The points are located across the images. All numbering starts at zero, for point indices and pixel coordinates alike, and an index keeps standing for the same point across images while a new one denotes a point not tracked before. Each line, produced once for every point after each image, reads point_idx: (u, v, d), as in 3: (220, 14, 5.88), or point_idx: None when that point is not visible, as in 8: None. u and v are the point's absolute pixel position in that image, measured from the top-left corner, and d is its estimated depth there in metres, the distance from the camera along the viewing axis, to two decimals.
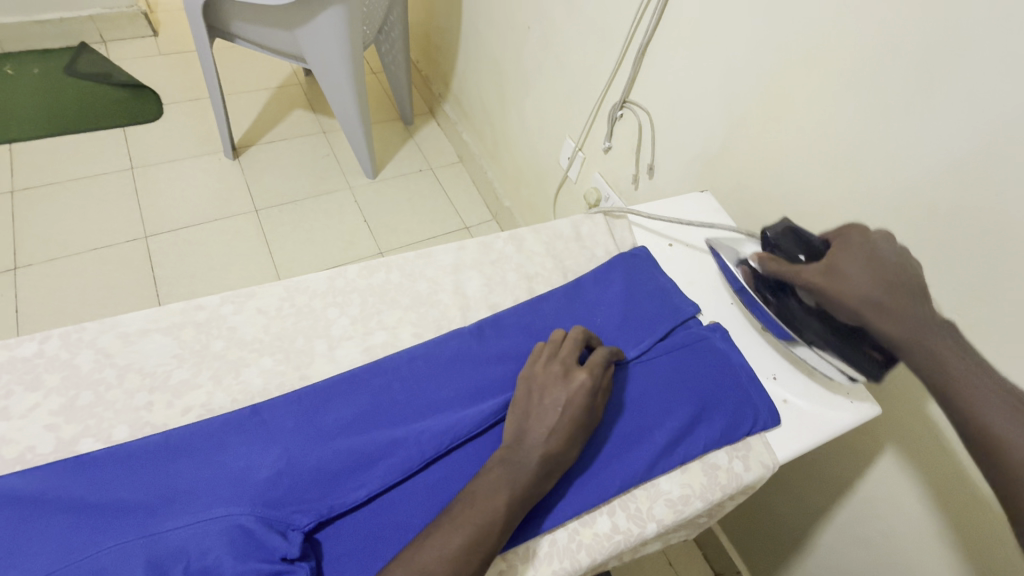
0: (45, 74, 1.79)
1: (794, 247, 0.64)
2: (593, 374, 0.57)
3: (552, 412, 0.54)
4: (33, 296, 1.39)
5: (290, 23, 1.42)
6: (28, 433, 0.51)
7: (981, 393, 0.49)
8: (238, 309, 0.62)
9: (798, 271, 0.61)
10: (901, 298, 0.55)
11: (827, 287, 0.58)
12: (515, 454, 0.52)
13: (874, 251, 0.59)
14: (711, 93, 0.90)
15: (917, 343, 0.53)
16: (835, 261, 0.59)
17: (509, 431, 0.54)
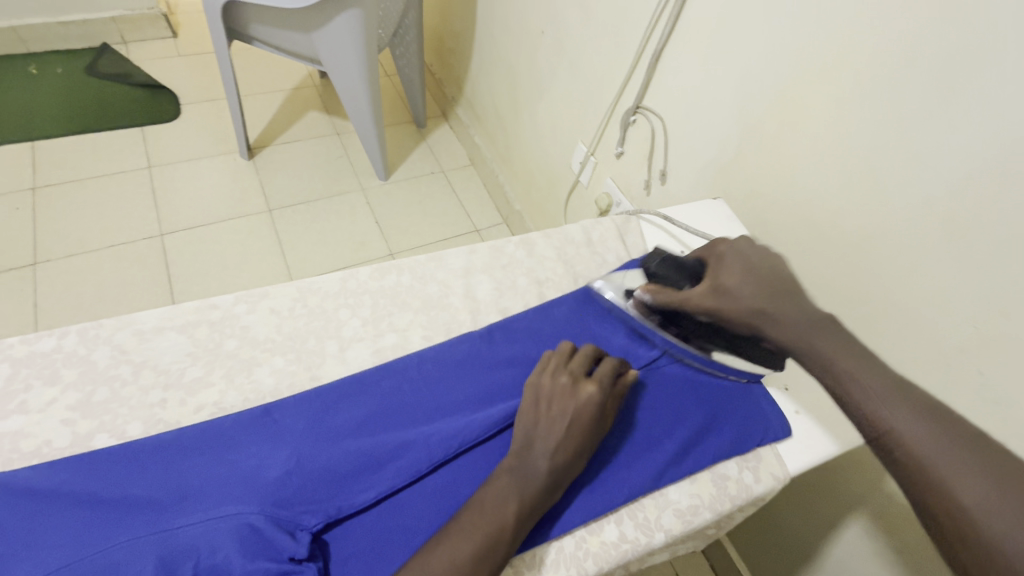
0: (67, 74, 1.83)
1: (674, 273, 0.65)
2: (602, 387, 0.56)
3: (559, 424, 0.53)
4: (51, 291, 1.42)
5: (308, 25, 1.44)
6: (45, 427, 0.52)
7: (868, 382, 0.49)
8: (251, 309, 0.63)
9: (685, 298, 0.62)
10: (780, 300, 0.57)
11: (718, 305, 0.60)
12: (521, 465, 0.52)
13: (747, 256, 0.62)
14: (725, 99, 0.90)
15: (803, 345, 0.54)
16: (717, 279, 0.62)
17: (516, 442, 0.54)
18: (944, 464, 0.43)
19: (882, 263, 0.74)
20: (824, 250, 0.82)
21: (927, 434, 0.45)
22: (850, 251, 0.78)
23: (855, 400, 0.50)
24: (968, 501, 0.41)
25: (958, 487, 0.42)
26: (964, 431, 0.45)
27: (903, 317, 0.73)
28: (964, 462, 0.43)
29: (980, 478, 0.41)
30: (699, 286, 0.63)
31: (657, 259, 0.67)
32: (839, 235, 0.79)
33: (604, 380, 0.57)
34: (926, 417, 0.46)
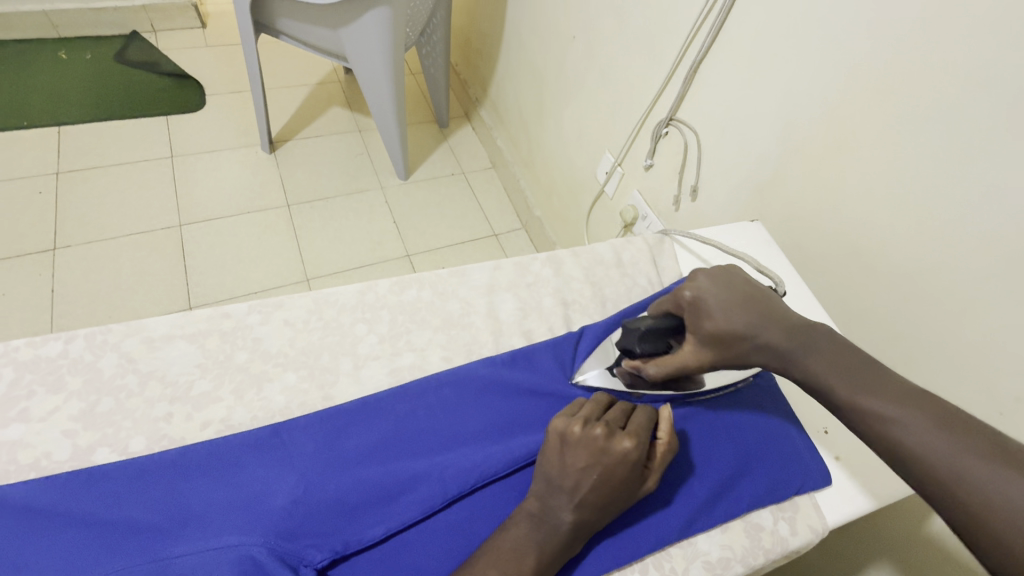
0: (95, 60, 1.83)
1: (654, 338, 0.58)
2: (640, 441, 0.51)
3: (587, 479, 0.49)
4: (69, 277, 1.41)
5: (335, 22, 1.42)
6: (45, 438, 0.49)
7: (878, 401, 0.45)
8: (265, 320, 0.60)
9: (687, 363, 0.58)
10: (779, 333, 0.53)
11: (717, 357, 0.56)
12: (542, 517, 0.48)
13: (720, 292, 0.57)
14: (766, 117, 0.85)
15: (807, 373, 0.51)
16: (702, 330, 0.57)
17: (539, 493, 0.50)
18: (981, 478, 0.39)
19: (932, 302, 0.69)
20: (868, 281, 0.77)
21: (955, 448, 0.41)
22: (898, 286, 0.73)
23: (869, 420, 0.45)
24: (1016, 514, 0.36)
25: (1000, 500, 0.37)
26: (987, 434, 0.41)
27: (953, 359, 0.69)
28: (1000, 471, 0.38)
29: (1021, 484, 0.37)
30: (688, 344, 0.58)
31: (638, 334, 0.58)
32: (887, 268, 0.74)
33: (641, 431, 0.52)
34: (944, 426, 0.42)
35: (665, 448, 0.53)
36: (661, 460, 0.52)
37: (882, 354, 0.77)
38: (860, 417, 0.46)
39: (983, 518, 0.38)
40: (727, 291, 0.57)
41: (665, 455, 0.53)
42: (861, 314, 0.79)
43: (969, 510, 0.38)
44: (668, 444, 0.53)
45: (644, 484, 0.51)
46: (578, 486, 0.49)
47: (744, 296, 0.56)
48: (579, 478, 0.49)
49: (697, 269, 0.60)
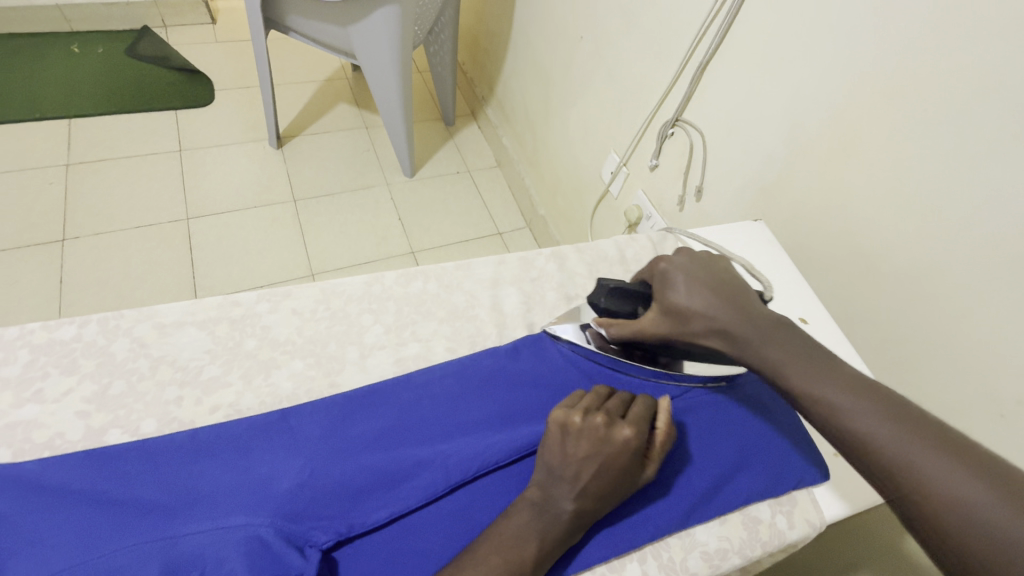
0: (107, 54, 1.85)
1: (623, 301, 0.62)
2: (640, 430, 0.52)
3: (588, 466, 0.50)
4: (78, 268, 1.43)
5: (344, 19, 1.43)
6: (59, 418, 0.51)
7: (829, 389, 0.47)
8: (274, 309, 0.61)
9: (644, 329, 0.59)
10: (735, 315, 0.55)
11: (670, 329, 0.58)
12: (545, 505, 0.49)
13: (693, 270, 0.59)
14: (772, 118, 0.86)
15: (761, 358, 0.52)
16: (665, 301, 0.59)
17: (542, 482, 0.51)
18: (921, 464, 0.41)
19: (933, 304, 0.70)
20: (871, 281, 0.77)
21: (897, 436, 0.43)
22: (900, 287, 0.74)
23: (822, 409, 0.47)
24: (965, 504, 0.39)
25: (948, 488, 0.40)
26: (925, 421, 0.44)
27: (954, 360, 0.69)
28: (947, 461, 0.41)
29: (967, 474, 0.40)
30: (649, 311, 0.60)
31: (607, 294, 0.61)
32: (889, 268, 0.74)
33: (640, 420, 0.53)
34: (895, 416, 0.44)
35: (664, 438, 0.54)
36: (660, 449, 0.53)
37: (884, 354, 0.78)
38: (815, 406, 0.48)
39: (934, 506, 0.40)
40: (701, 271, 0.59)
41: (664, 445, 0.54)
42: (863, 315, 0.80)
43: (920, 498, 0.41)
44: (666, 434, 0.54)
45: (644, 473, 0.52)
46: (579, 475, 0.50)
47: (716, 278, 0.58)
48: (580, 465, 0.50)
49: (679, 249, 0.62)
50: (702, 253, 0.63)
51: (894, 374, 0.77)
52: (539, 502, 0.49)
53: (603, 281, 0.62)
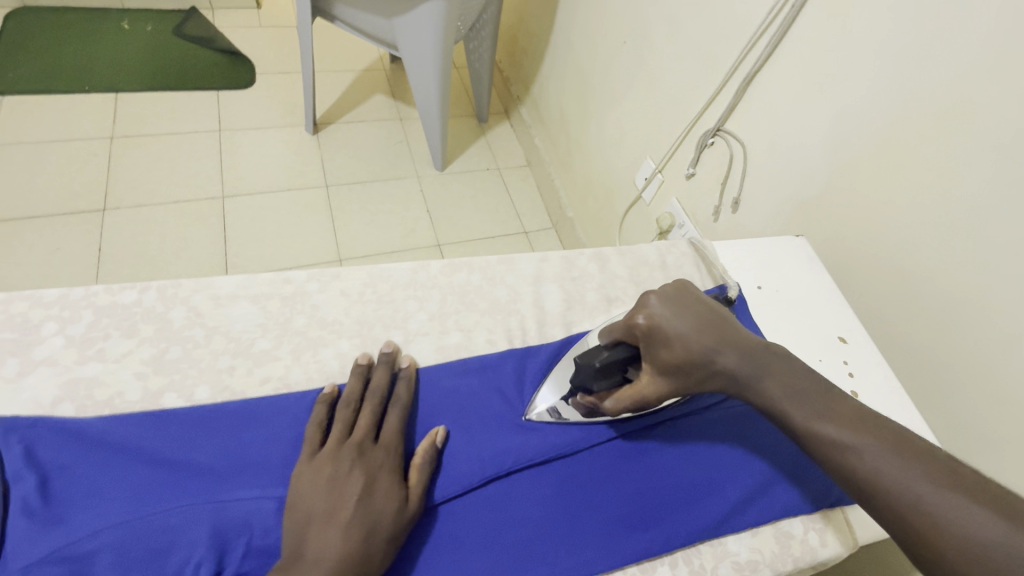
0: (154, 32, 1.90)
1: (610, 373, 0.54)
2: (392, 449, 0.52)
3: (349, 496, 0.47)
4: (116, 238, 1.47)
5: (390, 11, 1.46)
6: (118, 378, 0.53)
7: (833, 427, 0.47)
8: (323, 288, 0.63)
9: (649, 398, 0.54)
10: (733, 355, 0.53)
11: (674, 387, 0.53)
12: (307, 562, 0.43)
13: (676, 317, 0.53)
14: (817, 134, 0.85)
15: (766, 398, 0.51)
16: (659, 362, 0.53)
17: (298, 523, 0.45)
18: (932, 500, 0.41)
19: (976, 334, 0.69)
20: (913, 305, 0.76)
21: (907, 471, 0.43)
22: (943, 314, 0.72)
23: (826, 447, 0.47)
24: (985, 543, 0.38)
25: (961, 524, 0.39)
26: (929, 453, 0.44)
27: (995, 390, 0.68)
28: (958, 495, 0.40)
29: (981, 509, 0.39)
30: (645, 375, 0.54)
31: (596, 372, 0.53)
32: (935, 296, 0.73)
33: (392, 437, 0.53)
34: (900, 452, 0.44)
35: (422, 458, 0.52)
36: (421, 470, 0.51)
37: (921, 378, 0.77)
38: (821, 445, 0.47)
39: (950, 544, 0.39)
40: (685, 314, 0.54)
41: (421, 462, 0.52)
42: (899, 338, 0.79)
43: (934, 536, 0.40)
44: (425, 452, 0.53)
45: (412, 500, 0.49)
46: (339, 505, 0.46)
47: (700, 320, 0.54)
48: (334, 501, 0.47)
49: (647, 290, 0.55)
50: (667, 286, 0.57)
51: (928, 397, 0.76)
52: (291, 557, 0.44)
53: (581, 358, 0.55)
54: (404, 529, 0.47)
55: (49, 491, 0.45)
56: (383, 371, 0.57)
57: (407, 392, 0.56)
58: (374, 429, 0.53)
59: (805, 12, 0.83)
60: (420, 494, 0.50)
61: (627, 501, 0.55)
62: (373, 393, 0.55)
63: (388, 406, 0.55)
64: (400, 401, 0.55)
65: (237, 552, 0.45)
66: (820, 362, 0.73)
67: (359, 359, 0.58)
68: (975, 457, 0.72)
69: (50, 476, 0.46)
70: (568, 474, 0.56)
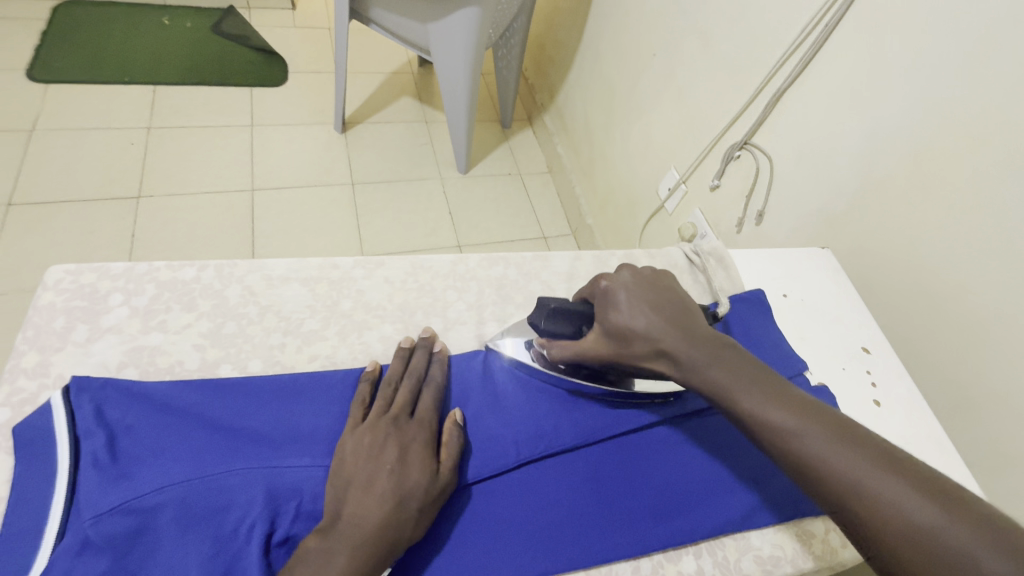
0: (194, 28, 1.97)
1: (563, 321, 0.58)
2: (427, 426, 0.53)
3: (384, 468, 0.49)
4: (149, 224, 1.52)
5: (426, 16, 1.50)
6: (179, 348, 0.56)
7: (780, 414, 0.47)
8: (368, 275, 0.66)
9: (586, 352, 0.57)
10: (678, 338, 0.53)
11: (615, 351, 0.55)
12: (344, 525, 0.46)
13: (636, 289, 0.57)
14: (846, 151, 0.86)
15: (706, 381, 0.51)
16: (606, 323, 0.56)
17: (338, 490, 0.48)
18: (874, 487, 0.41)
19: (1001, 351, 0.70)
20: (937, 321, 0.77)
21: (850, 459, 0.43)
22: (968, 331, 0.74)
23: (772, 434, 0.46)
24: (924, 529, 0.39)
25: (902, 511, 0.40)
26: (865, 437, 0.45)
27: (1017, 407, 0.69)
28: (901, 483, 0.41)
29: (920, 497, 0.40)
30: (592, 331, 0.57)
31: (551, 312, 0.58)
32: (961, 313, 0.74)
33: (428, 416, 0.54)
34: (846, 441, 0.44)
35: (454, 435, 0.54)
36: (455, 448, 0.53)
37: (946, 394, 0.77)
38: (766, 430, 0.47)
39: (890, 531, 0.40)
40: (648, 291, 0.57)
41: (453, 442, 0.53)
42: (920, 352, 0.80)
43: (877, 522, 0.41)
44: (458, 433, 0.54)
45: (443, 473, 0.51)
46: (374, 475, 0.48)
47: (657, 300, 0.56)
48: (371, 471, 0.49)
49: (623, 266, 0.60)
50: (647, 270, 0.61)
51: (949, 412, 0.77)
52: (328, 524, 0.46)
53: (542, 298, 0.59)
54: (435, 501, 0.49)
55: (116, 448, 0.48)
56: (422, 355, 0.59)
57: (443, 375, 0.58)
58: (411, 407, 0.55)
59: (840, 30, 0.85)
60: (450, 469, 0.52)
61: (653, 491, 0.57)
62: (412, 374, 0.57)
63: (424, 386, 0.56)
64: (438, 382, 0.57)
65: (288, 515, 0.47)
66: (844, 370, 0.74)
67: (401, 342, 0.60)
68: (997, 475, 0.73)
69: (116, 434, 0.49)
70: (596, 463, 0.58)
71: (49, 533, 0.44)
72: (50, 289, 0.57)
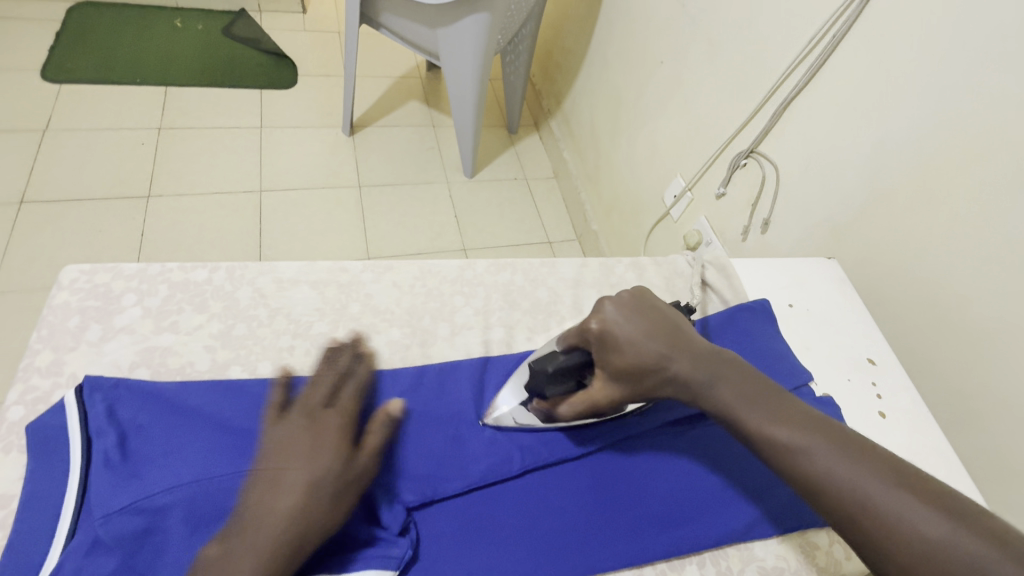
0: (205, 31, 1.99)
1: (564, 378, 0.56)
2: (343, 415, 0.51)
3: (294, 462, 0.47)
4: (158, 224, 1.53)
5: (435, 22, 1.51)
6: (190, 349, 0.57)
7: (784, 430, 0.48)
8: (377, 279, 0.67)
9: (599, 405, 0.55)
10: (686, 362, 0.53)
11: (627, 392, 0.54)
12: (251, 519, 0.44)
13: (629, 322, 0.55)
14: (853, 162, 0.87)
15: (716, 403, 0.52)
16: (610, 369, 0.54)
17: (246, 487, 0.46)
18: (878, 498, 0.43)
19: (1007, 364, 0.70)
20: (943, 332, 0.77)
21: (853, 472, 0.44)
22: (974, 342, 0.74)
23: (777, 450, 0.47)
24: (929, 537, 0.40)
25: (911, 524, 0.41)
26: (868, 447, 0.46)
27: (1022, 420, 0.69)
28: (903, 493, 0.43)
29: (922, 506, 0.42)
30: (597, 380, 0.55)
31: (550, 374, 0.55)
32: (967, 325, 0.74)
33: (346, 407, 0.52)
34: (851, 455, 0.45)
35: (377, 426, 0.52)
36: (374, 438, 0.51)
37: (952, 406, 0.77)
38: (772, 446, 0.48)
39: (897, 541, 0.41)
40: (638, 320, 0.55)
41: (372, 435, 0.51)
42: (925, 363, 0.80)
43: (886, 536, 0.42)
44: (379, 425, 0.52)
45: (359, 458, 0.49)
46: (283, 469, 0.46)
47: (650, 329, 0.54)
48: (281, 466, 0.46)
49: (602, 298, 0.56)
50: (625, 292, 0.59)
51: (954, 425, 0.77)
52: (236, 519, 0.44)
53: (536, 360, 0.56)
54: (348, 486, 0.47)
55: (127, 447, 0.48)
56: (345, 353, 0.59)
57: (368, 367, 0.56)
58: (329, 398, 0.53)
59: (848, 41, 0.85)
60: (369, 454, 0.50)
61: (658, 499, 0.57)
62: (332, 369, 0.56)
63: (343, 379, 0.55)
64: (358, 374, 0.56)
65: None
66: (849, 381, 0.74)
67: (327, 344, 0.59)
68: (1002, 488, 0.72)
69: (127, 434, 0.49)
70: (602, 470, 0.58)
71: (62, 531, 0.45)
72: (65, 289, 0.58)
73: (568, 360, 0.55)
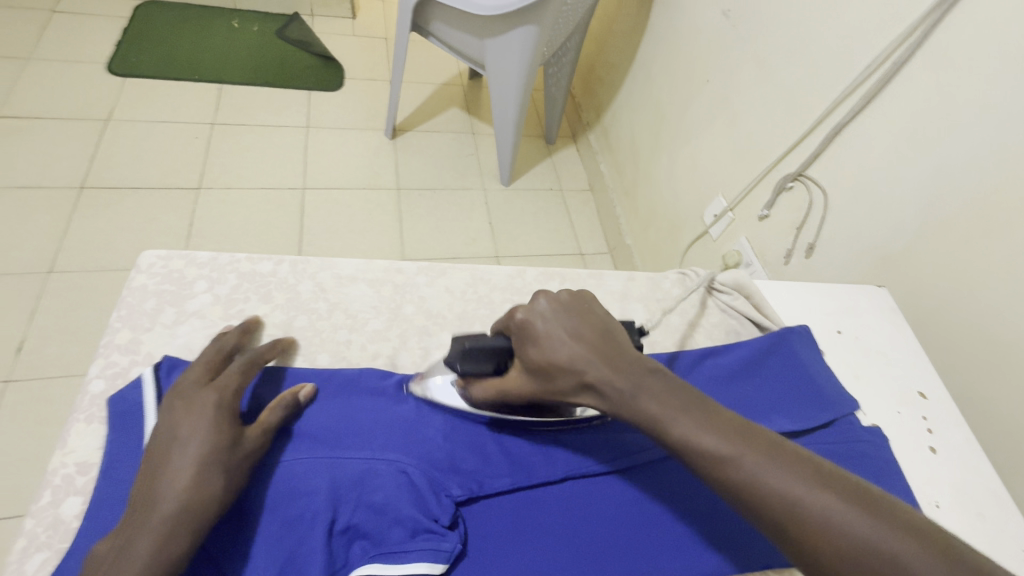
0: (261, 32, 2.08)
1: (481, 360, 0.55)
2: (224, 392, 0.51)
3: (180, 445, 0.47)
4: (207, 216, 1.59)
5: (484, 32, 1.54)
6: (255, 338, 0.60)
7: (710, 438, 0.45)
8: (430, 282, 0.69)
9: (506, 394, 0.55)
10: (600, 365, 0.50)
11: (538, 388, 0.53)
12: (142, 509, 0.44)
13: (555, 320, 0.53)
14: (910, 191, 0.85)
15: (633, 411, 0.48)
16: (525, 361, 0.53)
17: (141, 473, 0.46)
18: (813, 506, 0.41)
19: None
20: (1000, 371, 0.75)
21: (787, 480, 0.42)
22: None
23: (705, 461, 0.44)
24: (866, 548, 0.39)
25: (843, 528, 0.39)
26: (797, 453, 0.44)
27: None
28: (839, 502, 0.41)
29: (857, 515, 0.40)
30: (513, 369, 0.55)
31: (465, 358, 0.54)
32: None
33: (230, 386, 0.52)
34: (780, 460, 0.43)
35: (270, 409, 0.53)
36: (265, 417, 0.52)
37: (1006, 449, 0.75)
38: (697, 456, 0.45)
39: (834, 552, 0.39)
40: (569, 319, 0.53)
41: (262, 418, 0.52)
42: (976, 401, 0.78)
43: (818, 542, 0.40)
44: (269, 409, 0.53)
45: (248, 435, 0.49)
46: (171, 452, 0.47)
47: (576, 331, 0.52)
48: (164, 449, 0.47)
49: (540, 290, 0.55)
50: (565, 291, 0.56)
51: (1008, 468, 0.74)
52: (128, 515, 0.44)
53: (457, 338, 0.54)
54: (241, 464, 0.48)
55: None
56: (237, 333, 0.58)
57: (258, 350, 0.57)
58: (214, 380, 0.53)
59: (910, 69, 0.84)
60: (260, 432, 0.51)
61: (703, 516, 0.57)
62: (216, 350, 0.55)
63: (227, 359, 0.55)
64: (253, 353, 0.56)
65: (348, 505, 0.49)
66: (899, 414, 0.73)
67: (221, 330, 0.59)
68: None
69: None
70: (648, 484, 0.58)
71: None
72: (143, 272, 0.61)
73: (486, 347, 0.54)
